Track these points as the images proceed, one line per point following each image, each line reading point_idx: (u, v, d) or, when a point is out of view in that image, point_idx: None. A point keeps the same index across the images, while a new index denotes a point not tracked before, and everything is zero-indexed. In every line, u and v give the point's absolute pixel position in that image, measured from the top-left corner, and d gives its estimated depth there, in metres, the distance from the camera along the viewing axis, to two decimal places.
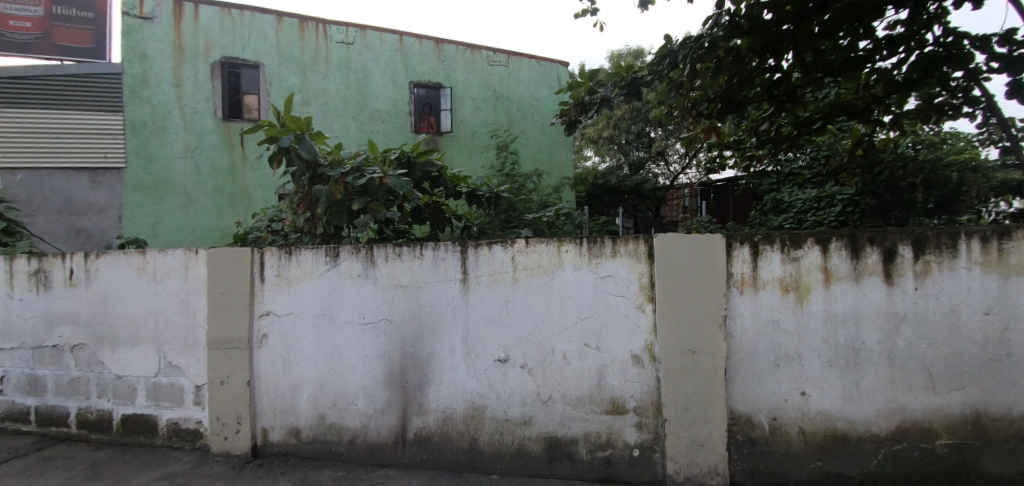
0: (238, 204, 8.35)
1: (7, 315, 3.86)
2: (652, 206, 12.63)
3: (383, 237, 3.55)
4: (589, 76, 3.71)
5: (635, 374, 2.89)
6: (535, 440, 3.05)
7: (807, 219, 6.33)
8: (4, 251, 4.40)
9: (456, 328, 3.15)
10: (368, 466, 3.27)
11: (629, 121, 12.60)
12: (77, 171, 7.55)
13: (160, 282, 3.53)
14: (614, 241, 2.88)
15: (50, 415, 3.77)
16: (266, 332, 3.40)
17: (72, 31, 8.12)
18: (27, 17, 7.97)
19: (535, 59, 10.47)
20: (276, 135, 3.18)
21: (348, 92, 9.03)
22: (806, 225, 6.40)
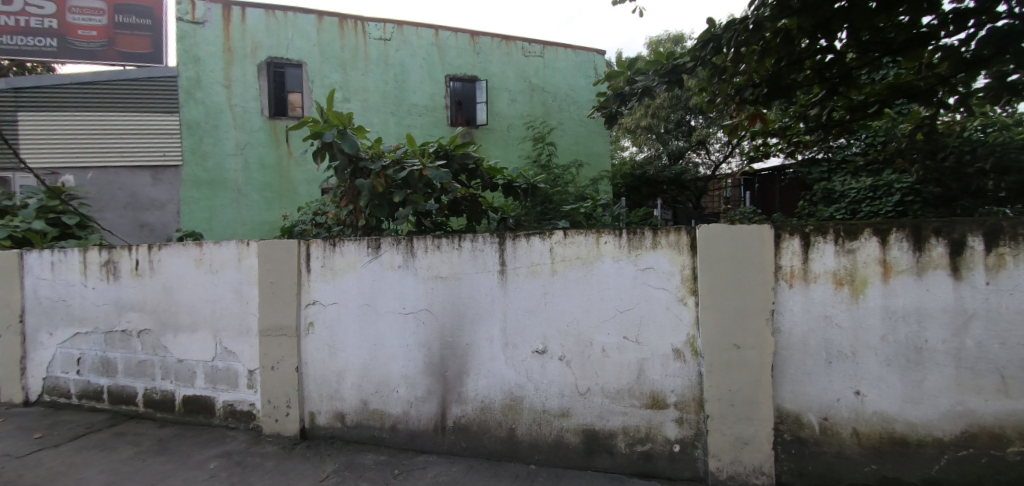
0: (285, 199, 8.74)
1: (82, 302, 4.19)
2: (692, 196, 12.67)
3: (423, 230, 3.62)
4: (627, 65, 3.61)
5: (676, 368, 2.83)
6: (573, 432, 3.05)
7: (862, 209, 6.03)
8: (77, 244, 4.79)
9: (495, 319, 3.19)
10: (410, 451, 3.37)
11: (668, 110, 11.89)
12: (143, 168, 8.08)
13: (216, 273, 3.75)
14: (654, 233, 2.82)
15: (121, 394, 4.10)
16: (312, 320, 3.55)
17: (133, 38, 8.57)
18: (93, 25, 8.41)
19: (571, 48, 10.35)
20: (320, 130, 3.30)
21: (387, 88, 9.23)
22: (861, 215, 6.08)
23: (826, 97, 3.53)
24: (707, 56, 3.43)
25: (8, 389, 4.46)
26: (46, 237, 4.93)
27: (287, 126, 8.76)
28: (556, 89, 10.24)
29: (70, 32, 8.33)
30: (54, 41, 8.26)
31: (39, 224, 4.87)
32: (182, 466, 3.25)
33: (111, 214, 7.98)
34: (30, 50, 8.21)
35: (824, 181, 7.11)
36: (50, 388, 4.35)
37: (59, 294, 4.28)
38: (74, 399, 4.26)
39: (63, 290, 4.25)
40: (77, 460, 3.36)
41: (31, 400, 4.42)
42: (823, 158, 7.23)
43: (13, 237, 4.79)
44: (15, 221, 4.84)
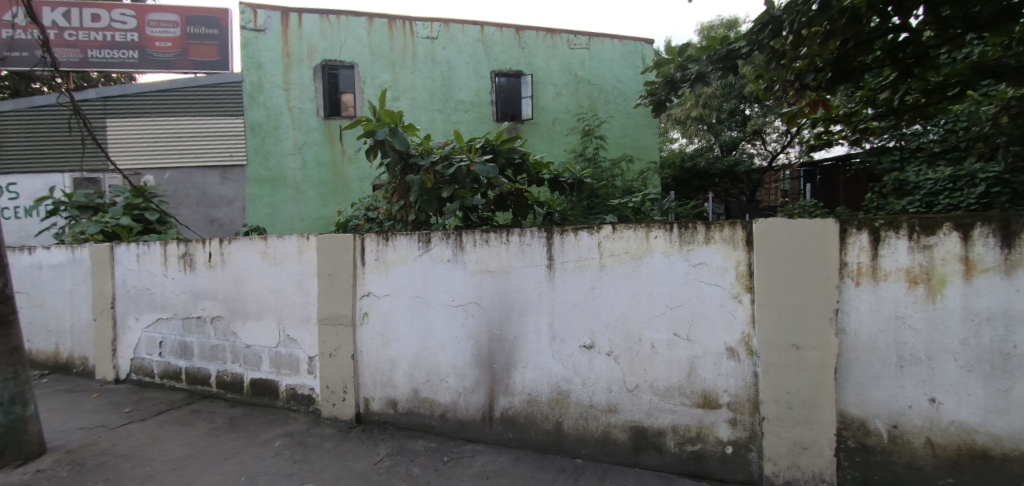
0: (340, 195, 9.13)
1: (163, 291, 4.59)
2: (746, 189, 12.43)
3: (470, 224, 3.68)
4: (678, 52, 3.47)
5: (730, 367, 2.74)
6: (620, 428, 3.02)
7: (940, 202, 5.55)
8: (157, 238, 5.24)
9: (542, 313, 3.21)
10: (458, 439, 3.47)
11: (720, 99, 11.32)
12: (218, 167, 8.69)
13: (280, 264, 3.99)
14: (708, 228, 2.72)
15: (197, 375, 4.47)
16: (367, 311, 3.72)
17: (203, 47, 9.18)
18: (168, 37, 9.05)
19: (618, 38, 10.14)
20: (373, 128, 3.42)
21: (434, 86, 9.40)
22: (938, 209, 5.60)
23: (899, 79, 3.27)
24: (764, 39, 3.24)
25: (102, 368, 4.97)
26: (132, 231, 5.44)
27: (341, 125, 9.11)
28: (603, 80, 10.07)
29: (149, 45, 9.02)
30: (136, 53, 9.00)
31: (126, 220, 5.40)
32: (250, 444, 3.51)
33: (188, 210, 8.64)
34: (115, 62, 8.99)
35: (896, 170, 6.62)
36: (137, 368, 4.81)
37: (144, 283, 4.70)
38: (158, 378, 4.69)
39: (147, 279, 4.68)
40: (161, 433, 3.70)
41: (121, 378, 4.90)
42: (893, 146, 6.74)
43: (104, 231, 5.36)
44: (106, 217, 5.39)
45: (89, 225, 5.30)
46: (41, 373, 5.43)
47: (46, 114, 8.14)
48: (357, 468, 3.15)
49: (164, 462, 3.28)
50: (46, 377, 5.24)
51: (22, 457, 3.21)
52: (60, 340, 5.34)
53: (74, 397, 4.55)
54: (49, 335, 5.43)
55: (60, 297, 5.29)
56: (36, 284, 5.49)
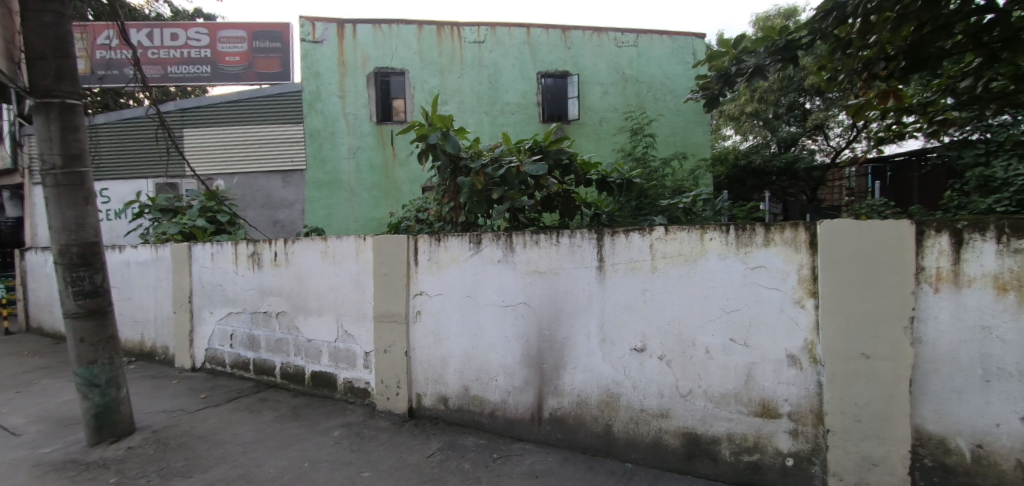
0: (391, 197, 9.47)
1: (234, 286, 4.94)
2: (806, 188, 11.56)
3: (519, 226, 3.71)
4: (733, 44, 3.32)
5: (792, 375, 2.60)
6: (672, 434, 2.94)
7: None
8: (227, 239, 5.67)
9: (592, 315, 3.18)
10: (507, 438, 3.51)
11: (777, 92, 10.76)
12: (280, 172, 9.20)
13: (338, 263, 4.20)
14: (767, 229, 2.60)
15: (263, 366, 4.78)
16: (420, 309, 3.83)
17: (267, 60, 9.79)
18: (236, 52, 9.72)
19: (667, 34, 9.92)
20: (425, 133, 3.54)
21: (481, 89, 9.54)
22: None
23: (984, 65, 2.95)
24: (827, 28, 3.08)
25: (181, 356, 5.43)
26: (206, 231, 5.92)
27: (392, 130, 9.42)
28: (651, 78, 9.88)
29: (220, 60, 9.72)
30: (208, 68, 9.72)
31: (202, 221, 5.87)
32: (311, 432, 3.72)
33: (254, 212, 9.16)
34: (191, 77, 9.74)
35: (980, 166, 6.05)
36: (211, 357, 5.21)
37: (217, 280, 5.09)
38: (229, 367, 5.06)
39: (220, 276, 5.06)
40: (232, 418, 4.00)
41: (197, 367, 5.33)
42: (977, 139, 6.18)
43: (182, 231, 5.85)
44: (184, 219, 5.89)
45: (169, 226, 5.81)
46: (129, 360, 6.00)
47: (138, 126, 8.98)
48: (410, 460, 3.26)
49: (235, 446, 3.54)
50: (134, 363, 5.80)
51: (116, 434, 3.58)
52: (146, 330, 5.89)
53: (157, 383, 5.00)
54: (136, 325, 6.00)
55: (146, 292, 5.83)
56: (125, 279, 6.08)
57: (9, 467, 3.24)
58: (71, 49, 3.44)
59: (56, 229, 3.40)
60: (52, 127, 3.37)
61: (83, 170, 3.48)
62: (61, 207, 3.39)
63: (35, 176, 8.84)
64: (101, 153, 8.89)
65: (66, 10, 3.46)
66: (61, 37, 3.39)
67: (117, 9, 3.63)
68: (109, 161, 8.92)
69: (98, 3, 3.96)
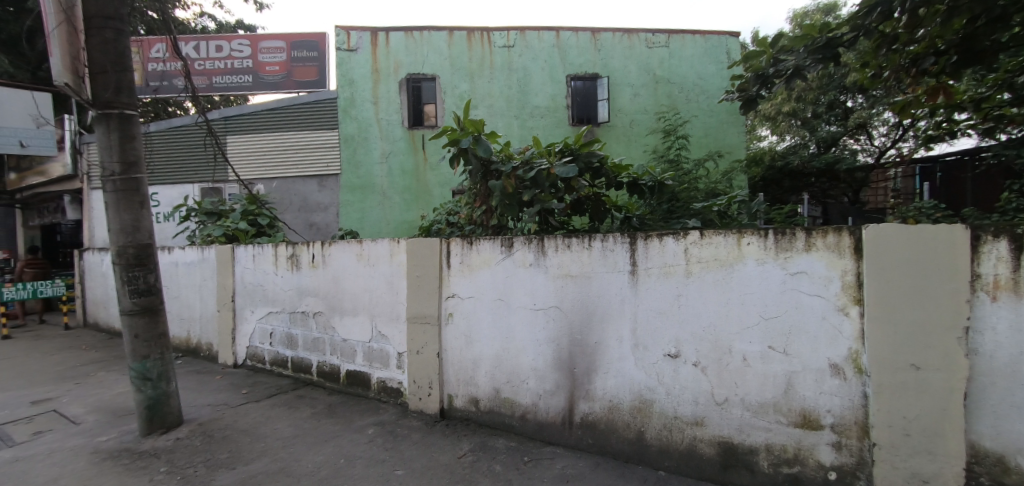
0: (422, 200, 9.63)
1: (274, 287, 5.13)
2: (848, 190, 11.02)
3: (549, 229, 3.71)
4: (770, 43, 3.23)
5: (835, 385, 2.49)
6: (708, 443, 2.87)
7: None
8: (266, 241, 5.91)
9: (625, 319, 3.13)
10: (537, 441, 3.50)
11: (817, 91, 10.29)
12: (314, 176, 9.45)
13: (373, 265, 4.31)
14: (808, 233, 2.50)
15: (301, 364, 4.95)
16: (452, 311, 3.87)
17: (305, 69, 10.14)
18: (276, 61, 10.11)
19: (700, 33, 9.73)
20: (457, 138, 3.58)
21: (510, 93, 9.59)
22: None
23: None
24: (871, 23, 2.95)
25: (224, 353, 5.68)
26: (248, 234, 6.20)
27: (424, 135, 9.58)
28: (683, 78, 9.71)
29: (261, 69, 10.13)
30: (250, 78, 10.16)
31: (244, 224, 6.15)
32: (347, 429, 3.83)
33: (291, 216, 9.43)
34: (234, 87, 10.19)
35: None
36: (252, 354, 5.43)
37: (258, 280, 5.30)
38: (268, 364, 5.26)
39: (262, 277, 5.26)
40: (272, 414, 4.16)
41: (238, 363, 5.57)
42: None
43: (226, 233, 6.14)
44: (228, 222, 6.18)
45: (214, 229, 6.10)
46: (177, 355, 6.32)
47: (188, 133, 9.47)
48: (443, 460, 3.31)
49: (275, 440, 3.68)
50: (181, 359, 6.11)
51: (166, 426, 3.78)
52: (191, 327, 6.20)
53: (202, 377, 5.25)
54: (183, 322, 6.33)
55: (192, 291, 6.14)
56: (173, 278, 6.41)
57: (70, 454, 3.47)
58: (130, 63, 3.67)
59: (115, 232, 3.63)
60: (112, 136, 3.60)
61: (139, 177, 3.69)
62: (120, 211, 3.61)
63: (94, 182, 9.43)
64: (154, 160, 9.42)
65: (126, 26, 3.69)
66: (121, 52, 3.62)
67: (169, 24, 3.83)
68: (161, 167, 9.43)
69: (155, 19, 4.21)
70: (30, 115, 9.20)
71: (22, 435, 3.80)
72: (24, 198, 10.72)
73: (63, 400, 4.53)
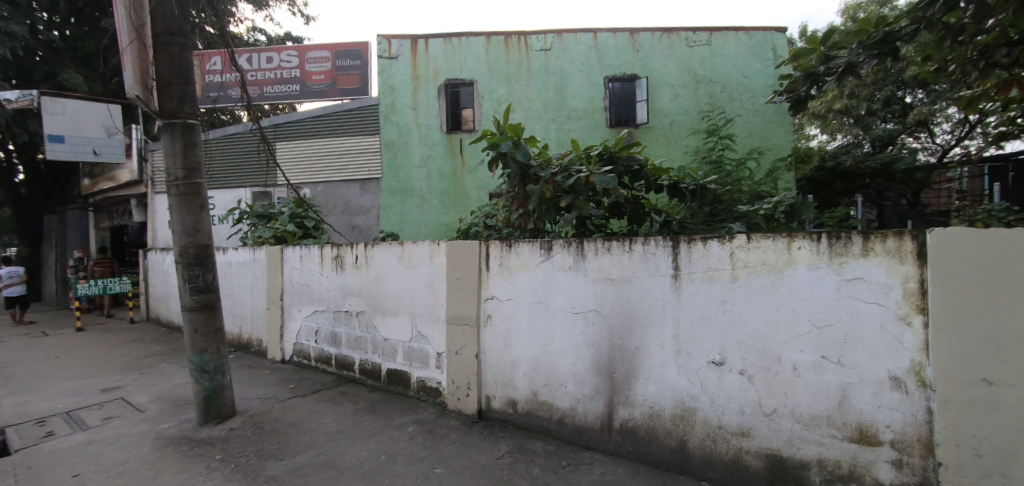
0: (459, 204, 9.74)
1: (320, 286, 5.33)
2: (907, 192, 10.10)
3: (588, 232, 3.67)
4: (821, 40, 3.05)
5: (895, 399, 2.33)
6: (754, 455, 2.76)
7: None
8: (313, 243, 6.19)
9: (667, 325, 3.06)
10: (576, 446, 3.47)
11: (873, 87, 9.70)
12: (357, 180, 9.75)
13: (414, 267, 4.41)
14: (865, 238, 2.36)
15: (344, 361, 5.13)
16: (491, 313, 3.90)
17: (348, 77, 10.51)
18: (322, 71, 10.53)
19: (744, 30, 9.40)
20: (497, 142, 3.59)
21: (548, 96, 9.58)
22: None
23: None
24: (934, 15, 2.80)
25: (273, 349, 5.95)
26: (295, 235, 6.50)
27: (462, 139, 9.70)
28: (726, 78, 9.40)
29: (308, 78, 10.57)
30: (297, 87, 10.61)
31: (292, 226, 6.45)
32: (387, 426, 3.93)
33: (335, 218, 9.77)
34: (283, 96, 10.68)
35: None
36: (298, 351, 5.67)
37: (306, 280, 5.52)
38: (314, 361, 5.48)
39: (308, 277, 5.48)
40: (317, 409, 4.32)
41: (286, 359, 5.83)
42: None
43: (276, 235, 6.45)
44: (278, 224, 6.50)
45: (265, 231, 6.42)
46: (230, 351, 6.68)
47: (244, 140, 10.01)
48: (481, 460, 3.34)
49: (320, 434, 3.83)
50: (233, 354, 6.45)
51: (221, 416, 4.01)
52: (243, 324, 6.54)
53: (253, 372, 5.52)
54: (236, 319, 6.69)
55: (244, 289, 6.47)
56: (227, 277, 6.78)
57: (136, 439, 3.74)
58: (192, 76, 3.92)
59: (177, 233, 3.88)
60: (176, 144, 3.86)
61: (199, 182, 3.94)
62: (183, 213, 3.87)
63: (158, 186, 10.11)
64: (213, 165, 10.00)
65: (188, 42, 3.95)
66: (183, 66, 3.87)
67: (224, 38, 4.09)
68: (220, 172, 10.01)
69: (213, 34, 4.47)
70: (103, 125, 9.98)
71: (94, 420, 4.13)
72: (97, 201, 11.62)
73: (129, 389, 4.89)
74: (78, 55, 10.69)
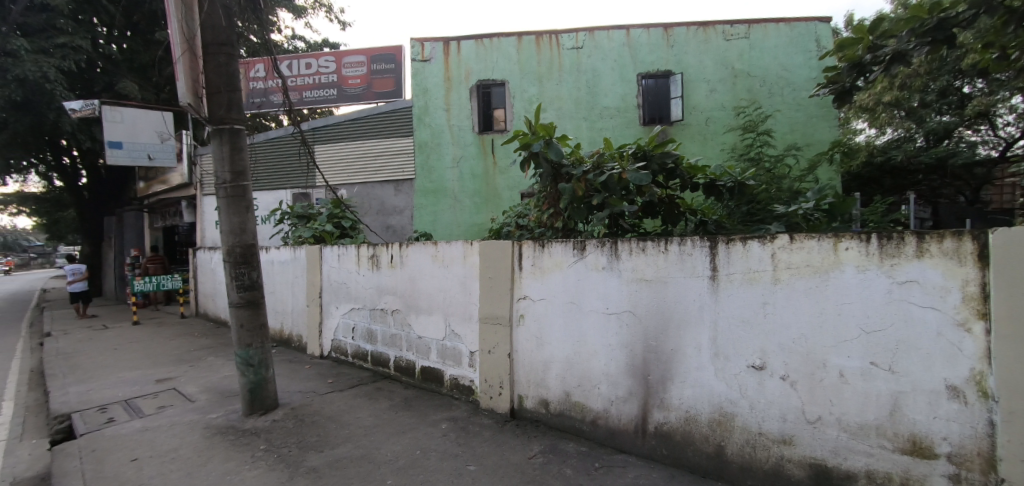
0: (491, 204, 9.80)
1: (357, 285, 5.48)
2: (966, 188, 10.28)
3: (621, 232, 3.62)
4: (869, 28, 2.90)
5: (953, 411, 2.19)
6: (797, 464, 2.65)
7: None
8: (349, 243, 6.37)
9: (704, 327, 2.98)
10: (609, 448, 3.43)
11: (926, 77, 9.11)
12: (392, 182, 9.95)
13: (447, 266, 4.47)
14: (919, 238, 2.23)
15: (379, 358, 5.25)
16: (523, 313, 3.91)
17: (383, 81, 10.76)
18: (358, 75, 10.82)
19: (784, 22, 9.06)
20: (529, 142, 3.59)
21: (580, 94, 9.49)
22: None
23: None
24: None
25: (312, 345, 6.16)
26: (333, 235, 6.73)
27: (494, 139, 9.75)
28: (766, 71, 9.06)
29: (345, 82, 10.87)
30: (335, 91, 10.95)
31: (330, 226, 6.67)
32: (421, 422, 4.00)
33: (371, 219, 10.02)
34: (321, 100, 11.02)
35: None
36: (336, 347, 5.85)
37: (343, 278, 5.68)
38: (351, 357, 5.64)
39: (346, 276, 5.65)
40: (354, 403, 4.45)
41: (325, 354, 6.02)
42: None
43: (315, 235, 6.69)
44: (317, 224, 6.74)
45: (304, 231, 6.66)
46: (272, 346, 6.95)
47: (288, 143, 10.40)
48: (514, 459, 3.35)
49: (358, 428, 3.94)
50: (275, 349, 6.72)
51: (264, 408, 4.19)
52: (285, 320, 6.81)
53: (293, 366, 5.74)
54: (278, 315, 6.97)
55: (285, 287, 6.73)
56: (270, 275, 7.06)
57: (188, 427, 3.96)
58: (238, 84, 4.11)
59: (225, 233, 4.07)
60: (224, 148, 4.05)
61: (245, 184, 4.12)
62: (230, 214, 4.06)
63: (207, 189, 10.64)
64: (258, 168, 10.43)
65: (235, 51, 4.14)
66: (230, 74, 4.06)
67: (267, 48, 4.28)
68: (264, 174, 10.44)
69: (256, 43, 4.68)
70: (156, 131, 10.63)
71: (149, 409, 4.39)
72: (152, 203, 12.33)
73: (180, 380, 5.17)
74: (134, 66, 11.44)
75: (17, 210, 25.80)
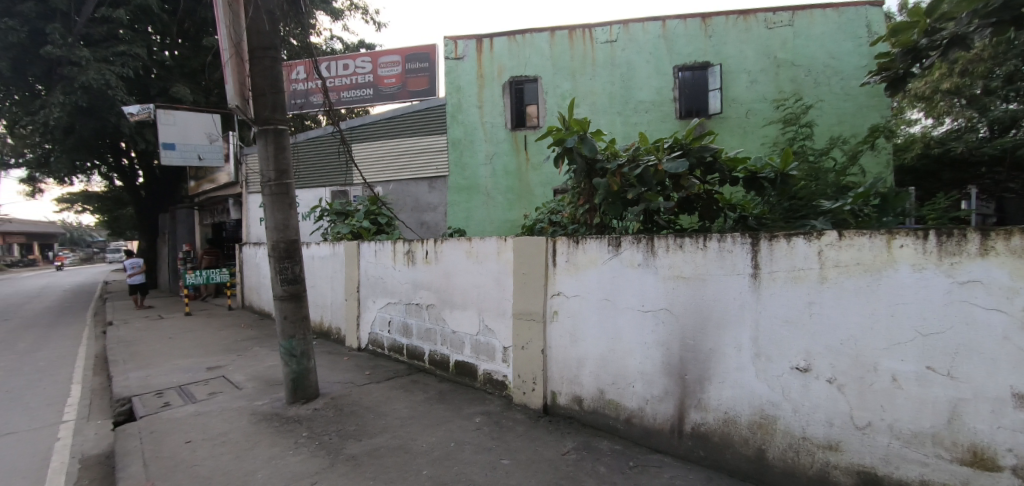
0: (525, 200, 9.80)
1: (393, 280, 5.61)
2: None
3: (657, 228, 3.55)
4: (926, 11, 2.74)
5: (1019, 420, 2.05)
6: (844, 471, 2.53)
7: None
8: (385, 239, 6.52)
9: (744, 327, 2.88)
10: (643, 447, 3.38)
11: (990, 62, 8.45)
12: (426, 179, 10.10)
13: (481, 262, 4.51)
14: (984, 236, 2.07)
15: (415, 351, 5.37)
16: (557, 309, 3.90)
17: (417, 79, 10.92)
18: (393, 74, 11.03)
19: (831, 7, 8.59)
20: (562, 137, 3.57)
21: (614, 89, 9.33)
22: None
23: None
24: None
25: (350, 337, 6.35)
26: (370, 231, 6.91)
27: (527, 136, 9.73)
28: (812, 60, 8.64)
29: (381, 82, 11.10)
30: (371, 91, 11.18)
31: (367, 223, 6.86)
32: (456, 415, 4.07)
33: (406, 215, 10.20)
34: (359, 100, 11.29)
35: None
36: (373, 340, 6.01)
37: (380, 273, 5.82)
38: (387, 350, 5.79)
39: (382, 271, 5.78)
40: (390, 395, 4.57)
41: (362, 346, 6.20)
42: None
43: (353, 231, 6.90)
44: (355, 221, 6.93)
45: (342, 227, 6.89)
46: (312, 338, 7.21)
47: (330, 142, 10.72)
48: (547, 455, 3.35)
49: (394, 418, 4.05)
50: (315, 341, 6.97)
51: (307, 396, 4.37)
52: (324, 313, 7.04)
53: (333, 358, 5.94)
54: (318, 308, 7.21)
55: (325, 281, 6.96)
56: (311, 270, 7.31)
57: (237, 413, 4.18)
58: (281, 86, 4.27)
59: (271, 228, 4.25)
60: (269, 147, 4.22)
61: (288, 182, 4.28)
62: (274, 210, 4.23)
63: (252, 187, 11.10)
64: (302, 166, 10.82)
65: (279, 54, 4.30)
66: (275, 77, 4.22)
67: (307, 51, 4.44)
68: (308, 172, 10.80)
69: (297, 47, 4.86)
70: (206, 132, 11.21)
71: (201, 394, 4.66)
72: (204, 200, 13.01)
73: (229, 368, 5.46)
74: (185, 71, 12.06)
75: (85, 208, 27.74)
